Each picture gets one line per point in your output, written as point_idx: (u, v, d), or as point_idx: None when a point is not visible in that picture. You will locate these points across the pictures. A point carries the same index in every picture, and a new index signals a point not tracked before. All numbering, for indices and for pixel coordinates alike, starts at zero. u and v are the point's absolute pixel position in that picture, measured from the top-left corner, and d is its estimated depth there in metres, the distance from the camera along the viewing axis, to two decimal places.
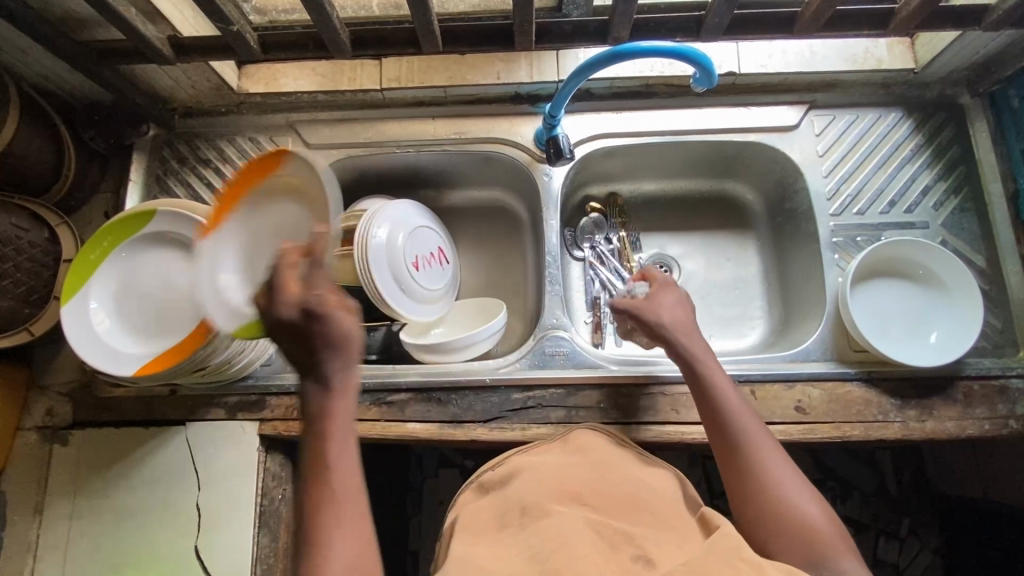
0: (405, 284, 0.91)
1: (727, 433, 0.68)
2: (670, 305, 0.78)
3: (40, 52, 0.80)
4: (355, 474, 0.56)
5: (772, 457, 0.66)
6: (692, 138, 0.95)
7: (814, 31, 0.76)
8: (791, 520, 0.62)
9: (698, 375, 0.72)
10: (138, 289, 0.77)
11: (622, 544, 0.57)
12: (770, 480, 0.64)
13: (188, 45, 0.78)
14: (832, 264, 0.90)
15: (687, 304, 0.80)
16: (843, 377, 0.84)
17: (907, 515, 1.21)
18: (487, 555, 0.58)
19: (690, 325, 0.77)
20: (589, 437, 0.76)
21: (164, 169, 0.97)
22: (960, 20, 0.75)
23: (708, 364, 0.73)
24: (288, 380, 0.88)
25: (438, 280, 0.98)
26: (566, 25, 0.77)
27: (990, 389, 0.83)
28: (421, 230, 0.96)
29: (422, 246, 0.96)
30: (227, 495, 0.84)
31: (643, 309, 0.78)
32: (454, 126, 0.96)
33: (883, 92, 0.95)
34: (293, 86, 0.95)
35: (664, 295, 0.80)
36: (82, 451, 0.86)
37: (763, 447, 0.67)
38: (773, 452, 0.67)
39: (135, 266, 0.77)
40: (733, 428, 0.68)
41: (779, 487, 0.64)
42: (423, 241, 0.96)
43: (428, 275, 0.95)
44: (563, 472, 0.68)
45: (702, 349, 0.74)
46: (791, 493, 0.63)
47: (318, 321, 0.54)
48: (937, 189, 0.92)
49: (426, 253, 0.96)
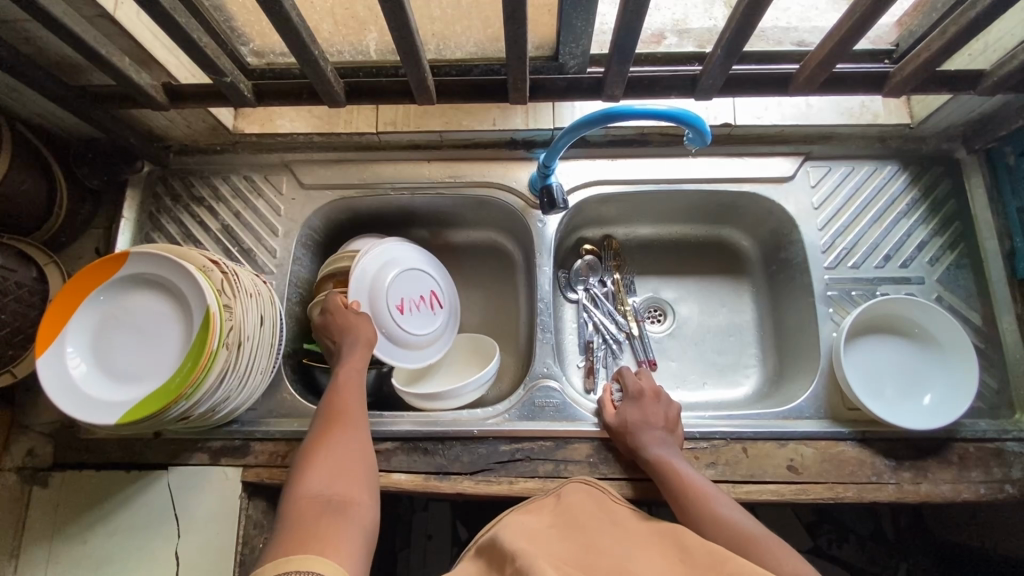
0: (387, 333, 0.89)
1: (688, 489, 0.73)
2: (643, 414, 0.81)
3: (34, 95, 0.80)
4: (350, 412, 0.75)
5: (718, 500, 0.71)
6: (686, 187, 0.95)
7: (810, 91, 0.77)
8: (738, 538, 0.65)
9: (655, 462, 0.76)
10: (112, 332, 0.74)
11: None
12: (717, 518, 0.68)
13: (183, 91, 0.78)
14: (827, 318, 0.89)
15: (660, 413, 0.82)
16: (836, 437, 0.83)
17: (903, 560, 1.18)
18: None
19: (659, 429, 0.80)
20: (584, 494, 0.73)
21: (158, 207, 0.97)
22: (955, 84, 0.75)
23: (664, 452, 0.77)
24: (272, 426, 0.86)
25: (429, 324, 0.95)
26: (561, 81, 0.78)
27: (986, 451, 0.81)
28: (408, 273, 0.94)
29: (413, 289, 0.94)
30: (207, 543, 0.82)
31: (614, 423, 0.82)
32: (449, 170, 0.97)
33: (878, 145, 0.95)
34: (289, 128, 0.95)
35: (634, 400, 0.84)
36: (62, 493, 0.85)
37: (718, 496, 0.72)
38: (727, 500, 0.72)
39: (116, 309, 0.75)
40: (693, 485, 0.73)
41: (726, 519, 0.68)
42: (415, 283, 0.95)
43: (417, 323, 0.93)
44: (541, 534, 0.64)
45: (668, 451, 0.78)
46: (744, 520, 0.68)
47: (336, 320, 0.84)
48: (933, 244, 0.91)
49: (416, 296, 0.94)
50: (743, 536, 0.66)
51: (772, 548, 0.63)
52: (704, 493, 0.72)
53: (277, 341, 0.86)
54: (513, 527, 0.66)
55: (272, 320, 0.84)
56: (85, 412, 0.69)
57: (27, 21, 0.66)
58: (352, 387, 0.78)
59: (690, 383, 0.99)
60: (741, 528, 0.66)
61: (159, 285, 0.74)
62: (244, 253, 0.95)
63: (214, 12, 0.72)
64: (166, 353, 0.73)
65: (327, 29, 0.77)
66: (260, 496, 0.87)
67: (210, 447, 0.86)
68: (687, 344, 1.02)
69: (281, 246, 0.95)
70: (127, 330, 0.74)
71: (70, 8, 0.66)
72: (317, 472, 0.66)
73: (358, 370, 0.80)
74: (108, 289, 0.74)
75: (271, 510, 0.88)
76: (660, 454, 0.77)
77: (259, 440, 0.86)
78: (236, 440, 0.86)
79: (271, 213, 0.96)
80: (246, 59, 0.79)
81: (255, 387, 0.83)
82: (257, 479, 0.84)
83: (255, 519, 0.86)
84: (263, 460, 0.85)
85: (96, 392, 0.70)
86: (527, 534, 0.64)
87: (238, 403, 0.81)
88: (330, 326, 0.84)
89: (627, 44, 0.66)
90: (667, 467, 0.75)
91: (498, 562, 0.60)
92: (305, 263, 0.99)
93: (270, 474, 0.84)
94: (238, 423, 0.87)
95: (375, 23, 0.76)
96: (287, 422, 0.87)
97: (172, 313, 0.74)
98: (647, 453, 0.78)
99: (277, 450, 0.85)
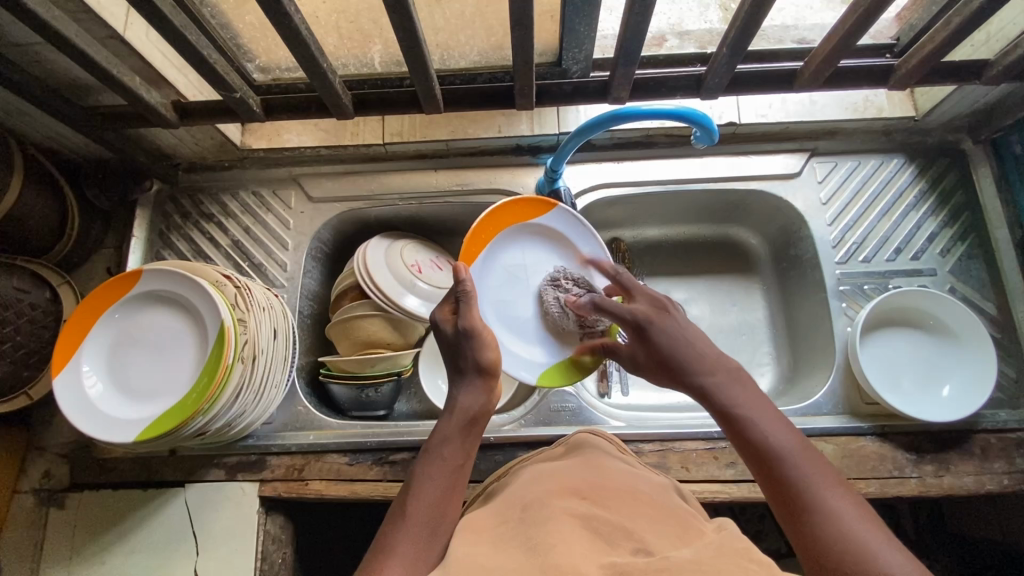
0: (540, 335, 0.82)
1: (778, 473, 0.54)
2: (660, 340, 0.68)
3: (45, 118, 0.81)
4: (449, 468, 0.60)
5: (825, 491, 0.52)
6: (693, 187, 0.95)
7: (815, 87, 0.77)
8: (837, 549, 0.48)
9: (721, 401, 0.60)
10: (148, 341, 0.74)
11: (621, 539, 0.46)
12: (817, 510, 0.51)
13: (192, 108, 0.79)
14: (840, 313, 0.89)
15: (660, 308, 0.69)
16: (855, 432, 0.82)
17: (925, 557, 1.08)
18: (479, 549, 0.47)
19: (705, 350, 0.64)
20: (598, 441, 0.66)
21: (167, 225, 0.97)
22: (959, 75, 0.75)
23: (741, 398, 0.60)
24: (289, 440, 0.86)
25: (519, 334, 0.81)
26: (566, 86, 0.79)
27: (1008, 442, 0.81)
28: (513, 272, 0.82)
29: (530, 265, 0.83)
30: (226, 558, 0.82)
31: (644, 319, 0.67)
32: (457, 178, 0.97)
33: (883, 138, 0.95)
34: (296, 141, 0.96)
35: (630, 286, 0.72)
36: (78, 514, 0.85)
37: (828, 484, 0.52)
38: (825, 483, 0.52)
39: (145, 320, 0.74)
40: (783, 466, 0.54)
41: (825, 517, 0.50)
42: (502, 287, 0.82)
43: (503, 302, 0.81)
44: (555, 470, 0.58)
45: (722, 377, 0.62)
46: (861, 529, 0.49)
47: (468, 339, 0.68)
48: (944, 235, 0.91)
49: (508, 268, 0.82)
50: (859, 560, 0.47)
51: None
52: (815, 489, 0.52)
53: (291, 351, 0.86)
54: (532, 475, 0.58)
55: (285, 331, 0.84)
56: (104, 431, 0.69)
57: (38, 43, 0.67)
58: (433, 495, 0.57)
59: None
60: (833, 535, 0.49)
61: (175, 300, 0.74)
62: (255, 268, 0.95)
63: (220, 28, 0.72)
64: (181, 368, 0.72)
65: (333, 43, 0.77)
66: (277, 511, 0.86)
67: (226, 463, 0.86)
68: None
69: (291, 260, 0.95)
70: (156, 337, 0.74)
71: (81, 29, 0.67)
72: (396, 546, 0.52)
73: (459, 425, 0.63)
74: (120, 304, 0.74)
75: (288, 525, 0.88)
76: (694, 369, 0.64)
77: (275, 455, 0.86)
78: (253, 455, 0.86)
79: (281, 227, 0.96)
80: (253, 74, 0.80)
81: (270, 400, 0.83)
82: (275, 493, 0.84)
83: (273, 535, 0.85)
84: (281, 474, 0.85)
85: (113, 410, 0.70)
86: (542, 476, 0.57)
87: (254, 417, 0.81)
88: (463, 335, 0.68)
89: (633, 47, 0.67)
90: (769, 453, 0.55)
91: (509, 505, 0.54)
92: (315, 275, 0.99)
93: (288, 487, 0.84)
94: (253, 438, 0.87)
95: (379, 36, 0.76)
96: (303, 434, 0.87)
97: (187, 327, 0.73)
98: (739, 417, 0.59)
99: (293, 463, 0.85)
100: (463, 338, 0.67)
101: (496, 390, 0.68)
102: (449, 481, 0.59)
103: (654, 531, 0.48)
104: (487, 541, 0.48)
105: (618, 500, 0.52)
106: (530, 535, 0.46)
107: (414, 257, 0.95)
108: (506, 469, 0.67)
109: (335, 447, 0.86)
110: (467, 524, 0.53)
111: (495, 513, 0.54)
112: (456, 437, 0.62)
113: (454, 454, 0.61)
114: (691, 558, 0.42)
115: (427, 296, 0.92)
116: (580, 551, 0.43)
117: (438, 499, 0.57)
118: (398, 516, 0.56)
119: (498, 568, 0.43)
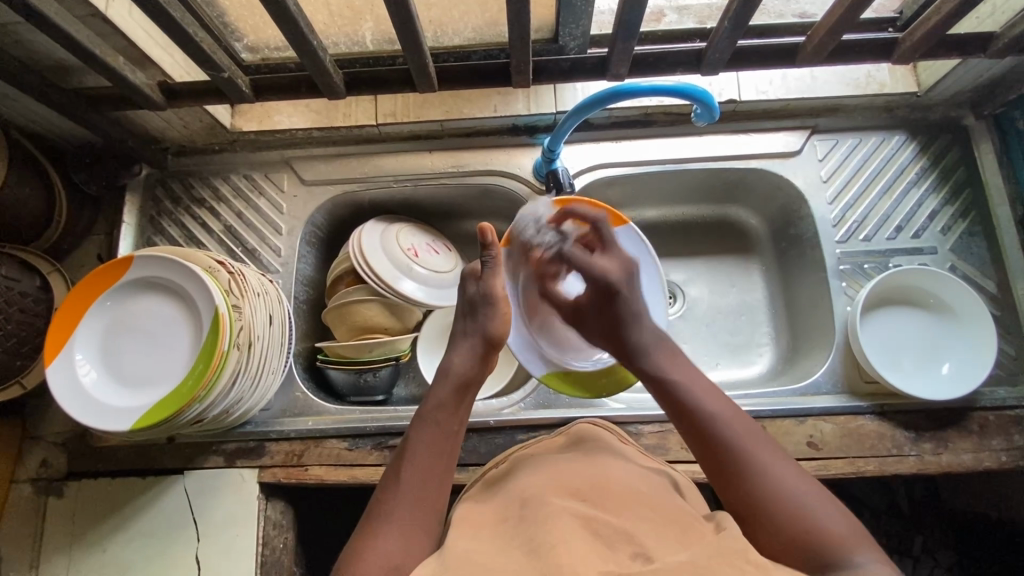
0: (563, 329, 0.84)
1: (711, 438, 0.58)
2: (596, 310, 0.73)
3: (27, 101, 0.78)
4: (444, 440, 0.59)
5: (760, 453, 0.56)
6: (692, 167, 0.94)
7: (817, 62, 0.75)
8: (772, 507, 0.52)
9: (659, 369, 0.65)
10: (136, 326, 0.73)
11: (621, 543, 0.46)
12: (752, 472, 0.55)
13: (179, 89, 0.77)
14: (841, 293, 0.89)
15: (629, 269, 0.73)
16: (854, 411, 0.82)
17: (919, 532, 1.09)
18: (479, 546, 0.46)
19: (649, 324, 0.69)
20: (600, 433, 0.66)
21: (158, 210, 0.96)
22: (964, 48, 0.74)
23: (679, 367, 0.64)
24: (287, 426, 0.86)
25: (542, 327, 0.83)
26: (563, 62, 0.76)
27: (1006, 419, 0.81)
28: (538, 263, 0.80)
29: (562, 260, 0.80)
30: (227, 545, 0.82)
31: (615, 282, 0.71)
32: (452, 159, 0.95)
33: (885, 115, 0.93)
34: (287, 123, 0.93)
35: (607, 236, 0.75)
36: (77, 503, 0.84)
37: (761, 448, 0.56)
38: (761, 446, 0.57)
39: (134, 306, 0.73)
40: (713, 431, 0.58)
41: (761, 479, 0.54)
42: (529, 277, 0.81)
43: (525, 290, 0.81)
44: (557, 466, 0.58)
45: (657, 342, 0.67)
46: (798, 488, 0.53)
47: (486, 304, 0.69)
48: (945, 213, 0.90)
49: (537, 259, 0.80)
50: (789, 513, 0.52)
51: (821, 532, 0.50)
52: (746, 454, 0.56)
53: (288, 339, 0.85)
54: (534, 472, 0.57)
55: (281, 319, 0.83)
56: (100, 418, 0.68)
57: (18, 23, 0.65)
58: (427, 468, 0.57)
59: (703, 364, 0.99)
60: (767, 494, 0.53)
61: (168, 287, 0.72)
62: (249, 253, 0.94)
63: (206, 7, 0.70)
64: (174, 357, 0.71)
65: (323, 20, 0.74)
66: (278, 497, 0.86)
67: (225, 450, 0.85)
68: (698, 326, 1.01)
69: (285, 244, 0.94)
70: (146, 322, 0.73)
71: (61, 7, 0.65)
72: (391, 519, 0.53)
73: (456, 399, 0.63)
74: (111, 289, 0.73)
75: (288, 510, 0.88)
76: (635, 338, 0.68)
77: (274, 441, 0.85)
78: (251, 442, 0.86)
79: (274, 211, 0.95)
80: (240, 54, 0.77)
81: (267, 388, 0.82)
82: (274, 479, 0.84)
83: (274, 520, 0.85)
84: (280, 460, 0.84)
85: (107, 398, 0.70)
86: (543, 473, 0.56)
87: (252, 404, 0.81)
88: (479, 298, 0.69)
89: (633, 21, 0.65)
90: (704, 423, 0.59)
91: (508, 501, 0.54)
92: (311, 260, 0.98)
93: (287, 473, 0.84)
94: (252, 424, 0.86)
95: (370, 13, 0.74)
96: (301, 420, 0.87)
97: (181, 316, 0.72)
98: (673, 383, 0.63)
99: (292, 449, 0.85)
100: (481, 301, 0.69)
101: (491, 362, 0.69)
102: (444, 452, 0.59)
103: (654, 534, 0.47)
104: (487, 537, 0.48)
105: (619, 500, 0.51)
106: (531, 535, 0.46)
107: (410, 241, 0.94)
108: (505, 457, 0.67)
109: (334, 433, 0.85)
110: (459, 517, 0.53)
111: (496, 508, 0.54)
112: (450, 404, 0.62)
113: (449, 426, 0.61)
114: (686, 560, 0.42)
115: (424, 280, 0.91)
116: (580, 552, 0.43)
117: (432, 472, 0.57)
118: (393, 484, 0.56)
119: (499, 568, 0.43)
